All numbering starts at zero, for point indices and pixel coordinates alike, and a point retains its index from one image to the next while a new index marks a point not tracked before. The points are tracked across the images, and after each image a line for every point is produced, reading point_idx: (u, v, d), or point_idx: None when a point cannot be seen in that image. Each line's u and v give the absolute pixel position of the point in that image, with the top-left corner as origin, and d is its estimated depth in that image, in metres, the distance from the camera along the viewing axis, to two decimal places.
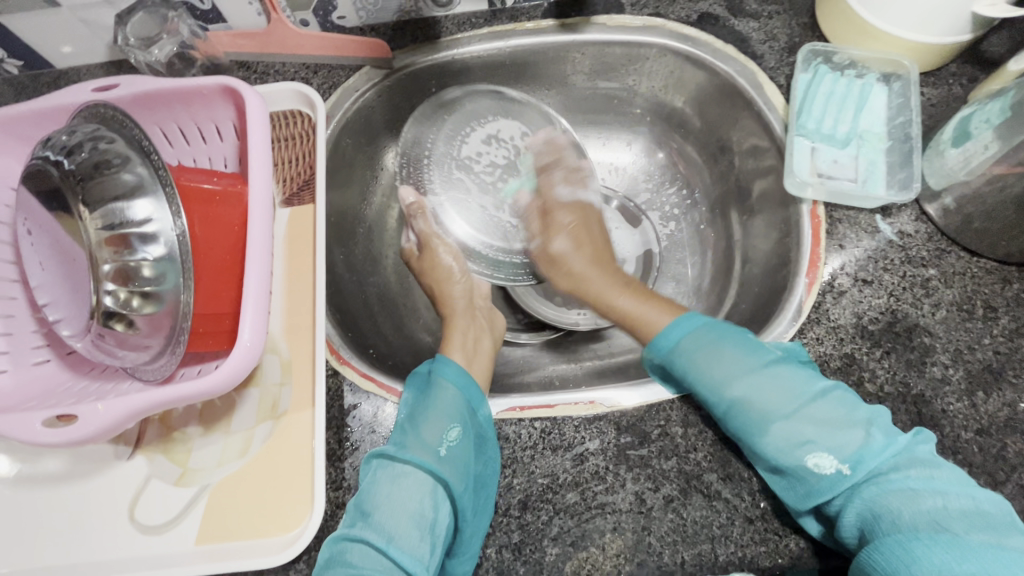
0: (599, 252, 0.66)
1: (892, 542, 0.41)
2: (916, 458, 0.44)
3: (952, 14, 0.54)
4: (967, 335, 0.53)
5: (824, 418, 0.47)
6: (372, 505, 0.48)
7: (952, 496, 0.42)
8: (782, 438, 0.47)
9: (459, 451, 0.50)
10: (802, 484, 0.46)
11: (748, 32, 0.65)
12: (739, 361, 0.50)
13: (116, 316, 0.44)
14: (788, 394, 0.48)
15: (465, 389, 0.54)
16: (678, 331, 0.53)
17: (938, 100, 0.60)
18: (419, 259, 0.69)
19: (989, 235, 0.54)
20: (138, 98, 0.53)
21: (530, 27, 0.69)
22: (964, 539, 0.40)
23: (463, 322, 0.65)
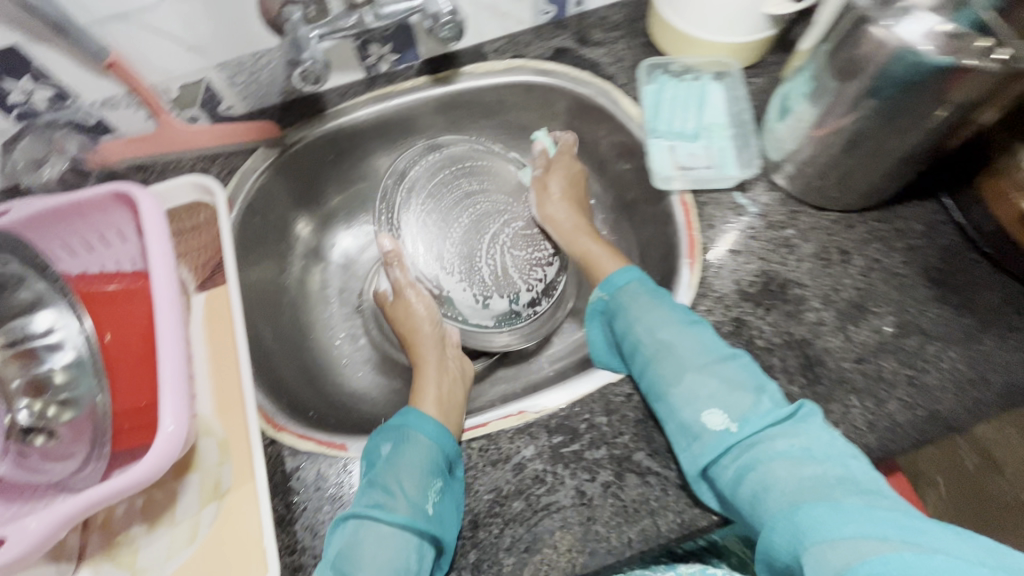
0: (581, 195, 0.77)
1: (784, 520, 0.42)
2: (800, 430, 0.48)
3: (749, 18, 0.64)
4: (831, 280, 0.60)
5: (723, 390, 0.51)
6: (351, 565, 0.47)
7: (829, 464, 0.45)
8: (680, 408, 0.51)
9: (443, 506, 0.51)
10: (699, 450, 0.49)
11: (598, 58, 0.74)
12: (660, 328, 0.56)
13: (34, 430, 0.46)
14: (691, 363, 0.53)
15: (441, 441, 0.55)
16: (622, 278, 0.62)
17: (767, 87, 0.69)
18: (392, 307, 0.73)
19: (828, 191, 0.62)
20: (33, 218, 0.55)
21: (407, 86, 0.75)
22: (842, 500, 0.42)
23: (434, 372, 0.67)
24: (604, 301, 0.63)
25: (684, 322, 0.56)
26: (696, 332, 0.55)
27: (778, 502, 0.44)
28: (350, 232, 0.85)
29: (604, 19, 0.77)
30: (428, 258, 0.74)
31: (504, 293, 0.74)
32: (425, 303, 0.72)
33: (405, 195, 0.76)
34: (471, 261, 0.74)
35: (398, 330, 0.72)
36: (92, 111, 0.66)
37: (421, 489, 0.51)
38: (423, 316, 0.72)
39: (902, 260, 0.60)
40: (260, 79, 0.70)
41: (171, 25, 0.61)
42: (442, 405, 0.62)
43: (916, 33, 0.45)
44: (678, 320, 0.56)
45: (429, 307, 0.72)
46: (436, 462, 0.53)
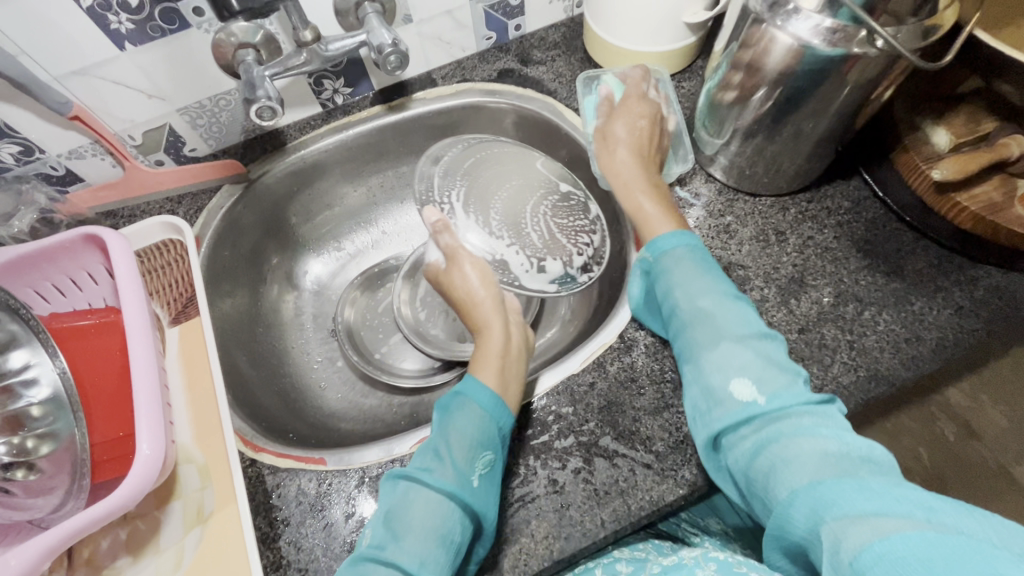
0: (647, 128, 0.67)
1: (803, 490, 0.40)
2: (825, 414, 0.46)
3: (671, 27, 0.70)
4: (770, 259, 0.64)
5: (757, 366, 0.49)
6: (403, 529, 0.48)
7: (853, 444, 0.43)
8: (710, 375, 0.50)
9: (488, 480, 0.52)
10: (718, 416, 0.49)
11: (540, 76, 0.80)
12: (701, 296, 0.54)
13: (14, 466, 0.47)
14: (727, 334, 0.52)
15: (498, 414, 0.55)
16: (668, 242, 0.59)
17: (695, 89, 0.75)
18: (447, 275, 0.68)
19: (759, 178, 0.66)
20: (5, 267, 0.57)
21: (364, 116, 0.80)
22: (865, 479, 0.39)
23: (496, 341, 0.63)
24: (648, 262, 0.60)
25: (726, 294, 0.54)
26: (735, 307, 0.54)
27: (795, 474, 0.42)
28: (320, 260, 0.88)
29: (544, 39, 0.83)
30: (477, 231, 0.69)
31: (556, 255, 0.69)
32: (480, 272, 0.67)
33: (441, 177, 0.72)
34: (518, 227, 0.70)
35: (455, 300, 0.67)
36: (59, 162, 0.69)
37: (471, 460, 0.51)
38: (477, 289, 0.66)
39: (833, 235, 0.65)
40: (220, 119, 0.74)
41: (132, 75, 0.64)
42: (502, 374, 0.59)
43: (804, 30, 0.50)
44: (720, 291, 0.55)
45: (482, 275, 0.66)
46: (490, 435, 0.53)
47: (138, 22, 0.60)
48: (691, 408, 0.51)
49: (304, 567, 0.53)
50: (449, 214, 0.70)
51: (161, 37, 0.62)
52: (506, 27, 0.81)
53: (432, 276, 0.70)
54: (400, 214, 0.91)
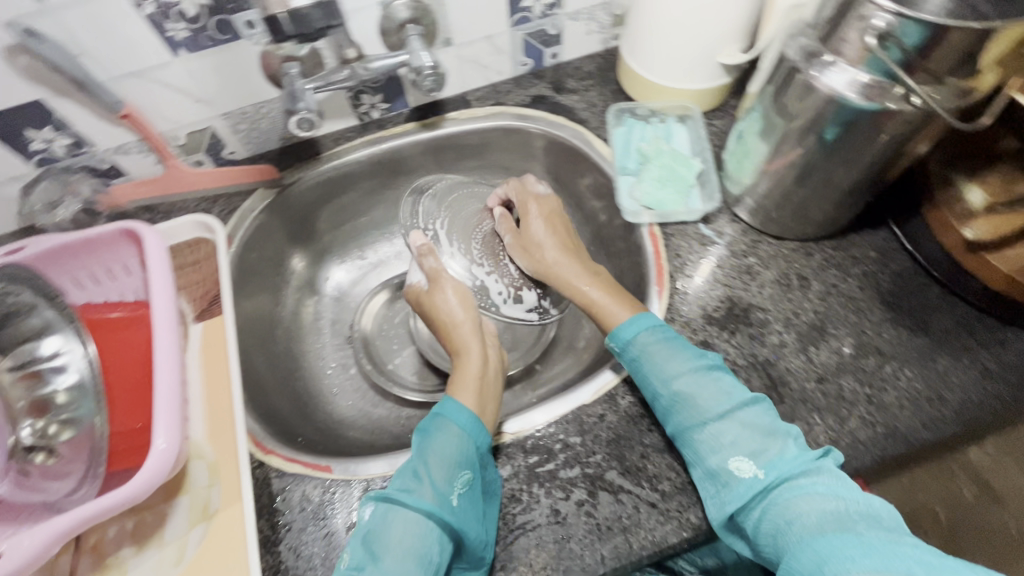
0: (565, 231, 0.71)
1: (807, 549, 0.44)
2: (822, 469, 0.49)
3: (705, 65, 0.71)
4: (792, 304, 0.63)
5: (746, 437, 0.51)
6: (382, 548, 0.49)
7: (850, 498, 0.47)
8: (706, 455, 0.52)
9: (468, 497, 0.52)
10: (721, 492, 0.51)
11: (572, 104, 0.81)
12: (678, 379, 0.55)
13: (36, 448, 0.49)
14: (712, 411, 0.53)
15: (477, 435, 0.56)
16: (629, 330, 0.59)
17: (725, 128, 0.76)
18: (428, 296, 0.71)
19: (785, 222, 0.66)
20: (46, 253, 0.59)
21: (397, 131, 0.82)
22: (865, 537, 0.43)
23: (473, 365, 0.65)
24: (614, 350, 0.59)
25: (702, 368, 0.56)
26: (715, 380, 0.55)
27: (800, 535, 0.45)
28: (343, 267, 0.90)
29: (578, 69, 0.84)
30: (461, 256, 0.72)
31: (533, 285, 0.73)
32: (461, 298, 0.69)
33: (428, 203, 0.74)
34: (497, 258, 0.73)
35: (432, 325, 0.71)
36: (106, 156, 0.72)
37: (450, 481, 0.52)
38: (460, 314, 0.69)
39: (858, 285, 0.64)
40: (260, 126, 0.77)
41: (182, 79, 0.67)
42: (480, 395, 0.62)
43: (840, 82, 0.50)
44: (696, 367, 0.56)
45: (461, 298, 0.69)
46: (468, 455, 0.54)
47: (193, 31, 0.63)
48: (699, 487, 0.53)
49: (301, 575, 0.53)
50: (434, 239, 0.72)
51: (212, 47, 0.65)
52: (542, 55, 0.83)
53: (414, 296, 0.73)
54: None
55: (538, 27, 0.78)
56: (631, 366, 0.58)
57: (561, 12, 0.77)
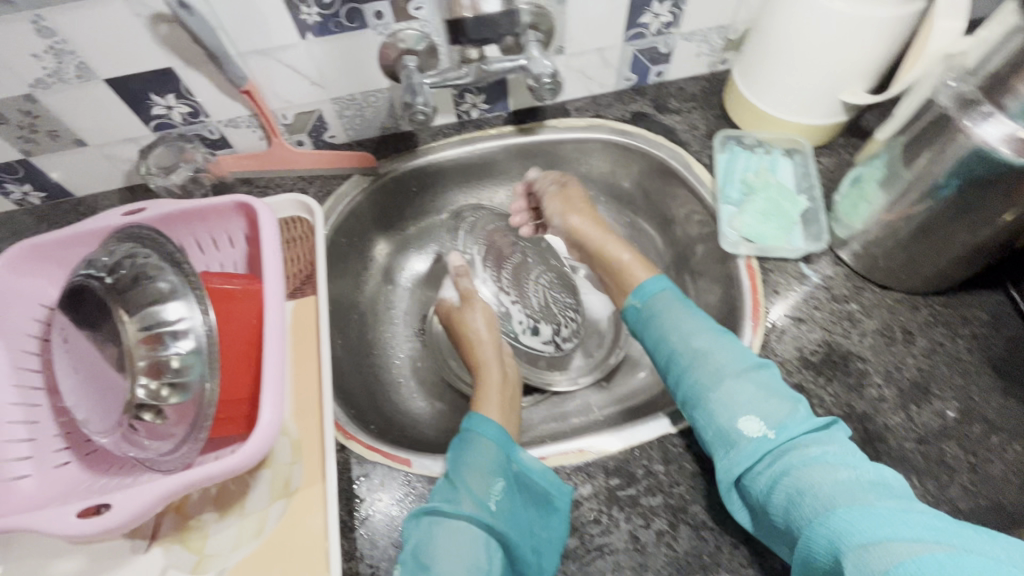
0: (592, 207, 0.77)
1: (820, 526, 0.42)
2: (831, 439, 0.49)
3: (825, 101, 0.69)
4: (894, 357, 0.61)
5: (757, 398, 0.52)
6: (430, 557, 0.49)
7: (861, 468, 0.46)
8: (718, 414, 0.52)
9: (506, 503, 0.54)
10: (732, 455, 0.51)
11: (673, 125, 0.80)
12: (696, 337, 0.57)
13: (147, 407, 0.49)
14: (727, 369, 0.54)
15: (506, 445, 0.58)
16: (655, 287, 0.63)
17: (834, 166, 0.74)
18: (454, 312, 0.75)
19: (893, 271, 0.64)
20: (164, 217, 0.61)
21: (493, 132, 0.82)
22: (875, 506, 0.41)
23: (495, 380, 0.67)
24: (636, 308, 0.63)
25: (718, 332, 0.58)
26: (730, 343, 0.57)
27: (812, 506, 0.44)
28: (421, 258, 0.89)
29: (682, 89, 0.83)
30: (490, 284, 0.79)
31: (550, 322, 0.79)
32: (484, 321, 0.73)
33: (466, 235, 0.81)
34: (523, 289, 0.80)
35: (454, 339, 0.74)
36: (217, 128, 0.74)
37: (488, 489, 0.54)
38: (481, 333, 0.72)
39: (967, 347, 0.61)
40: (365, 114, 0.77)
41: (304, 61, 0.68)
42: (503, 406, 0.64)
43: (994, 135, 0.49)
44: (714, 330, 0.58)
45: (486, 321, 0.73)
46: (501, 464, 0.56)
47: (324, 17, 0.64)
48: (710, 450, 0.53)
49: (376, 564, 0.54)
50: (470, 263, 0.80)
51: (337, 33, 0.66)
52: (649, 72, 0.82)
53: (444, 311, 0.76)
54: None
55: (651, 44, 0.77)
56: (652, 321, 0.61)
57: (677, 31, 0.76)
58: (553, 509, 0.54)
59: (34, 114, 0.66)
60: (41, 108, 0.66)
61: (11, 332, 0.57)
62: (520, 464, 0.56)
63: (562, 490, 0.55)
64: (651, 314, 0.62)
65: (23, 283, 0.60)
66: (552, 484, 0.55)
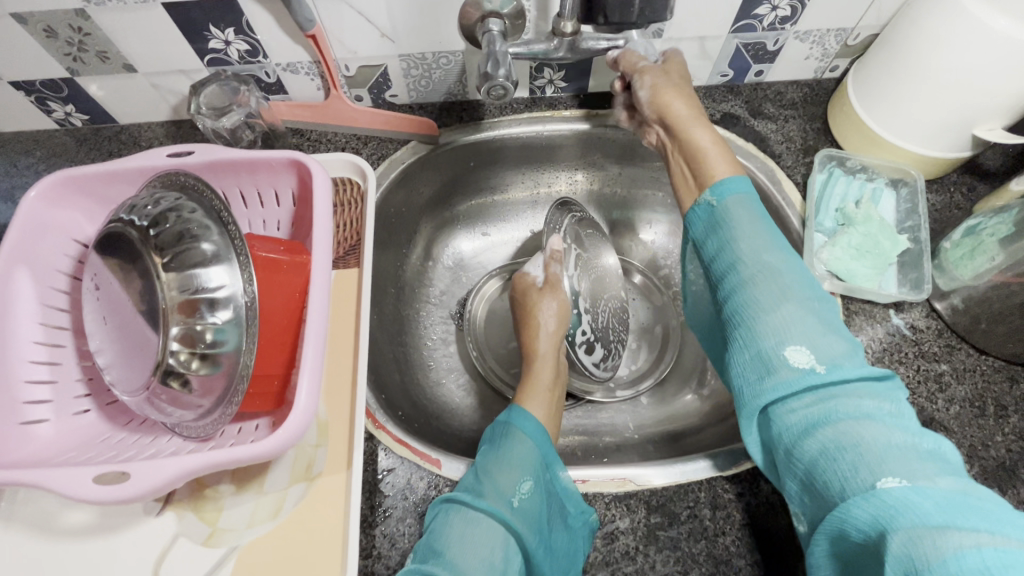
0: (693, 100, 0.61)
1: (863, 491, 0.37)
2: (888, 395, 0.42)
3: (954, 134, 0.61)
4: (981, 432, 0.55)
5: (816, 331, 0.44)
6: (443, 544, 0.45)
7: (918, 435, 0.39)
8: (764, 337, 0.45)
9: (532, 504, 0.48)
10: (765, 384, 0.44)
11: (766, 133, 0.72)
12: (767, 252, 0.48)
13: (173, 375, 0.45)
14: (792, 294, 0.45)
15: (544, 445, 0.52)
16: (739, 184, 0.52)
17: (941, 206, 0.66)
18: (531, 297, 0.70)
19: (996, 336, 0.57)
20: (210, 164, 0.57)
21: (566, 114, 0.75)
22: (929, 485, 0.36)
23: (546, 375, 0.64)
24: (710, 205, 0.52)
25: (791, 253, 0.49)
26: (800, 268, 0.48)
27: (851, 466, 0.38)
28: (468, 237, 0.85)
29: (781, 94, 0.75)
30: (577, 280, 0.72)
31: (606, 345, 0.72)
32: (556, 316, 0.68)
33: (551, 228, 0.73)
34: (596, 300, 0.73)
35: (519, 319, 0.70)
36: (274, 70, 0.68)
37: (515, 487, 0.48)
38: (547, 326, 0.67)
39: None
40: (433, 76, 0.71)
41: (378, 11, 0.62)
42: (550, 407, 0.61)
43: None
44: (786, 250, 0.49)
45: (557, 319, 0.68)
46: (535, 463, 0.51)
47: None
48: (741, 375, 0.46)
49: (393, 567, 0.51)
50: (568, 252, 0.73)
51: None
52: (747, 70, 0.73)
53: (522, 288, 0.72)
54: None
55: (759, 39, 0.68)
56: (716, 226, 0.51)
57: (792, 28, 0.67)
58: (572, 525, 0.49)
59: (84, 31, 0.61)
60: (92, 25, 0.61)
61: (42, 266, 0.54)
62: (554, 478, 0.51)
63: (582, 510, 0.50)
64: (717, 217, 0.51)
65: (59, 215, 0.56)
66: (574, 503, 0.50)
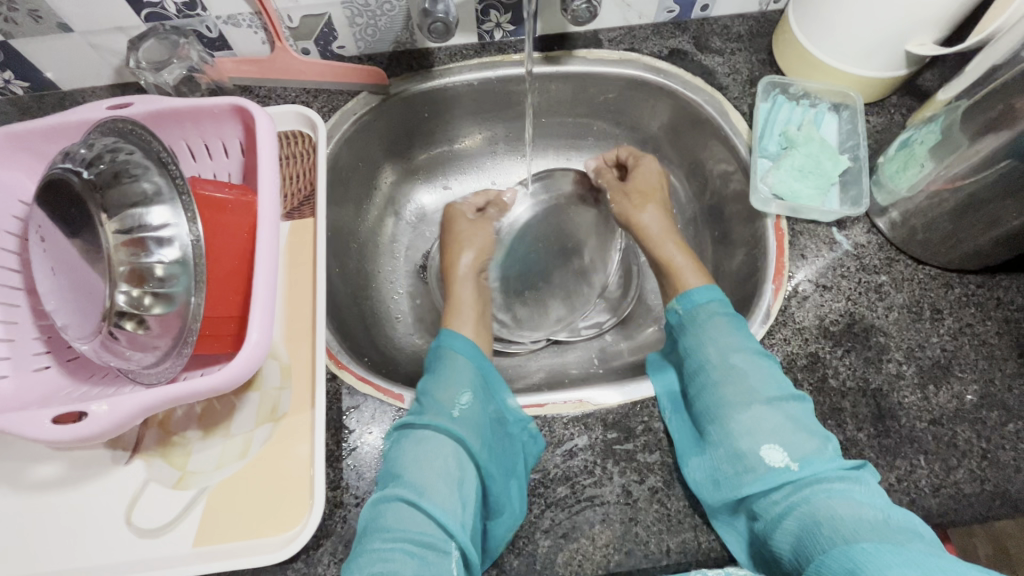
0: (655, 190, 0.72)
1: (837, 552, 0.40)
2: (859, 480, 0.45)
3: (888, 52, 0.62)
4: (918, 335, 0.58)
5: (784, 428, 0.48)
6: (400, 467, 0.49)
7: (890, 512, 0.42)
8: (738, 437, 0.49)
9: (473, 412, 0.53)
10: (745, 482, 0.47)
11: (713, 67, 0.73)
12: (732, 353, 0.52)
13: (127, 315, 0.46)
14: (757, 394, 0.49)
15: (475, 360, 0.57)
16: (703, 295, 0.57)
17: (882, 127, 0.68)
18: (460, 225, 0.75)
19: (931, 244, 0.60)
20: (153, 115, 0.56)
21: (517, 58, 0.75)
22: (906, 547, 0.38)
23: (467, 296, 0.69)
24: (677, 314, 0.58)
25: (754, 353, 0.52)
26: (765, 367, 0.51)
27: (827, 540, 0.41)
28: (428, 191, 0.86)
29: (727, 28, 0.75)
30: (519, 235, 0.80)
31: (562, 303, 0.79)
32: (474, 248, 0.73)
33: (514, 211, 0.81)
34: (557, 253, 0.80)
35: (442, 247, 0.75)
36: (215, 24, 0.67)
37: (454, 400, 0.53)
38: (465, 260, 0.72)
39: (996, 331, 0.58)
40: (378, 23, 0.70)
41: None
42: (477, 322, 0.66)
43: None
44: (750, 350, 0.53)
45: (475, 258, 0.73)
46: (473, 379, 0.56)
47: None
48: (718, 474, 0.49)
49: (361, 496, 0.53)
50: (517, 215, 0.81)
51: None
52: (693, 5, 0.73)
53: (451, 216, 0.77)
54: (512, 167, 0.88)
55: None
56: (690, 332, 0.55)
57: None
58: (512, 433, 0.54)
59: None
60: None
61: None
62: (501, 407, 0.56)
63: (519, 418, 0.55)
64: (685, 325, 0.57)
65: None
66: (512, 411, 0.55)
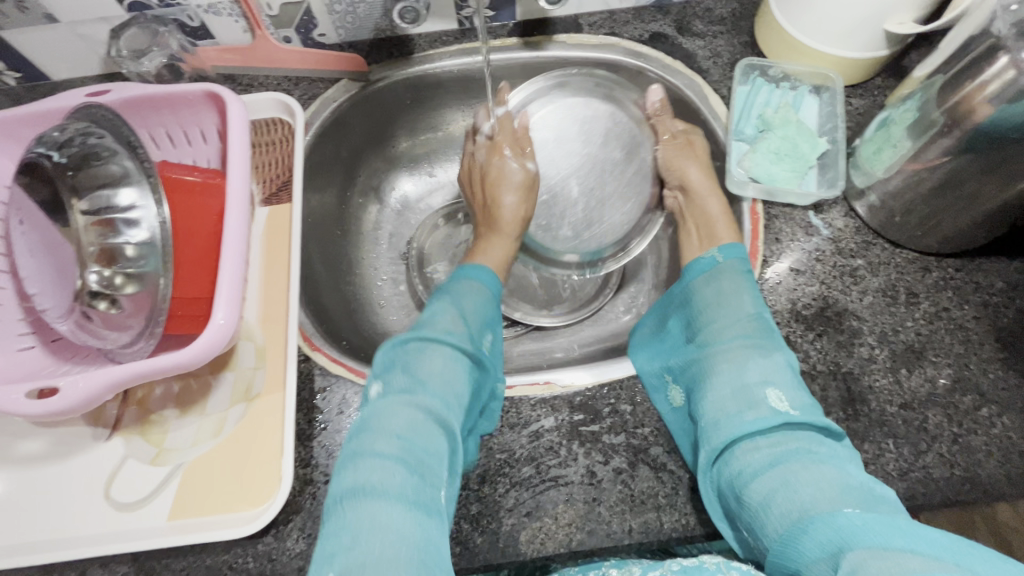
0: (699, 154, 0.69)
1: (823, 519, 0.39)
2: (838, 445, 0.46)
3: (867, 31, 0.61)
4: (892, 319, 0.57)
5: (788, 385, 0.49)
6: (421, 375, 0.48)
7: (872, 482, 0.42)
8: (748, 377, 0.49)
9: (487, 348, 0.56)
10: (739, 422, 0.47)
11: (694, 50, 0.72)
12: (760, 308, 0.54)
13: (100, 294, 0.49)
14: (771, 345, 0.51)
15: (492, 298, 0.60)
16: (741, 250, 0.59)
17: (864, 110, 0.67)
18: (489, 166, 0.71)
19: (907, 228, 0.59)
20: (129, 102, 0.57)
21: (497, 44, 0.74)
22: (891, 517, 0.38)
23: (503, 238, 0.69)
24: (715, 261, 0.59)
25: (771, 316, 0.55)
26: (777, 330, 0.53)
27: (811, 498, 0.41)
28: (411, 179, 0.86)
29: (709, 11, 0.73)
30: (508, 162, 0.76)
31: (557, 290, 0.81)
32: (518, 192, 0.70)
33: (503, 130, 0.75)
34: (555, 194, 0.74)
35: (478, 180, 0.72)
36: (196, 13, 0.68)
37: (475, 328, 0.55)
38: (507, 201, 0.69)
39: (973, 315, 0.57)
40: (357, 11, 0.69)
41: None
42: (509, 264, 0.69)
43: None
44: (768, 312, 0.55)
45: (521, 199, 0.70)
46: (489, 314, 0.58)
47: None
48: (719, 412, 0.49)
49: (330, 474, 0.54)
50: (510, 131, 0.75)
51: None
52: None
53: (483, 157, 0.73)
54: None
55: None
56: (719, 280, 0.57)
57: None
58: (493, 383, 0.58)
59: None
60: None
61: None
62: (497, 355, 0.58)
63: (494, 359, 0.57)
64: (719, 272, 0.58)
65: None
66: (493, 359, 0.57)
